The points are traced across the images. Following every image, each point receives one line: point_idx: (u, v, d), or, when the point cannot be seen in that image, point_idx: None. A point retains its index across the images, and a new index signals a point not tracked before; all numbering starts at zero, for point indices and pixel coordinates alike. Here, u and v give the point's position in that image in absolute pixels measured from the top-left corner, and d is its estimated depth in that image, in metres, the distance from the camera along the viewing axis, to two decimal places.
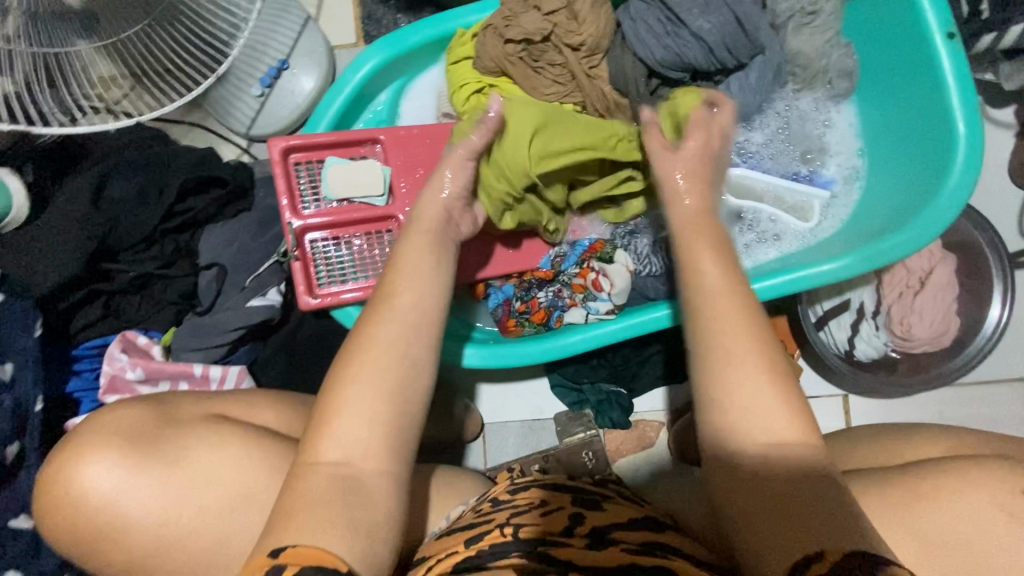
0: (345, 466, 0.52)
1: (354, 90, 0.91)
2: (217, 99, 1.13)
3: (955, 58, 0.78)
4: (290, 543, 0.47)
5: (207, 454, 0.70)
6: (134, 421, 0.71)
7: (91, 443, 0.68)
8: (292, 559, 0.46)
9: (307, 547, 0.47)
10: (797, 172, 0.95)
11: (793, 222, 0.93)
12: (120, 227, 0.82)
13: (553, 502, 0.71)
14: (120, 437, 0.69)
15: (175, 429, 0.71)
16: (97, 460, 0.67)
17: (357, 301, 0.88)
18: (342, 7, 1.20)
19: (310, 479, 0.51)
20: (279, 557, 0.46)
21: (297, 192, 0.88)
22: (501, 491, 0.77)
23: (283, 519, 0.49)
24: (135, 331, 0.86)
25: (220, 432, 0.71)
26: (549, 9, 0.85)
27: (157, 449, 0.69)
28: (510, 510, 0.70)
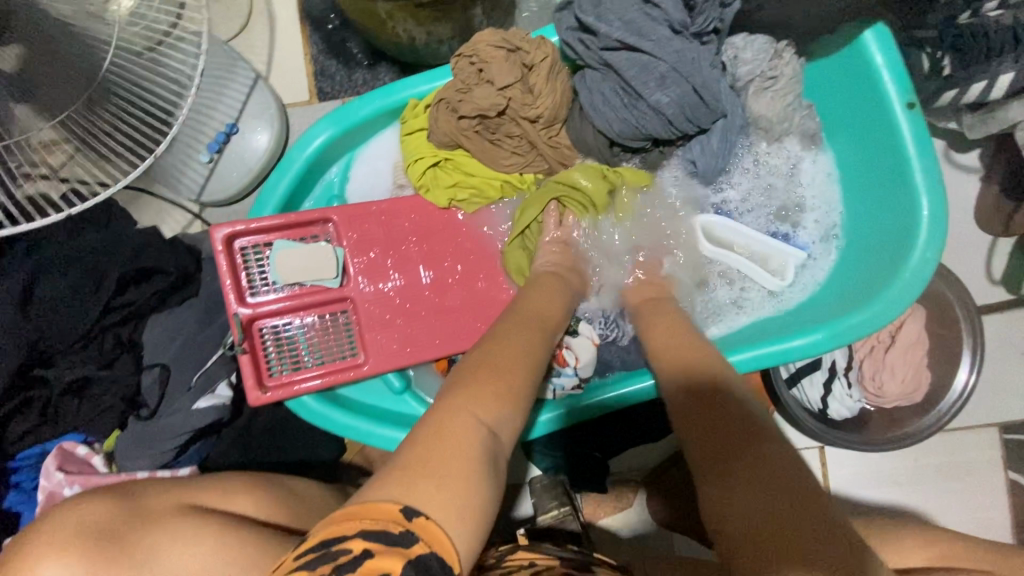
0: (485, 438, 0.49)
1: (302, 168, 0.87)
2: (165, 167, 1.08)
3: (916, 128, 0.77)
4: (422, 511, 0.41)
5: (189, 555, 0.61)
6: (108, 515, 0.61)
7: (50, 544, 0.58)
8: (424, 532, 0.40)
9: (433, 522, 0.42)
10: (775, 230, 0.93)
11: (766, 280, 0.91)
12: (53, 331, 0.78)
13: (542, 565, 0.71)
14: (88, 539, 0.58)
15: (147, 523, 0.62)
16: (57, 567, 0.57)
17: (315, 390, 0.84)
18: (293, 63, 1.15)
19: (447, 428, 0.48)
20: (412, 522, 0.41)
21: (244, 279, 0.84)
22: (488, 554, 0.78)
23: (403, 469, 0.45)
24: (75, 437, 0.81)
25: (208, 527, 0.64)
26: (503, 84, 0.80)
27: (136, 547, 0.60)
28: (500, 574, 0.69)
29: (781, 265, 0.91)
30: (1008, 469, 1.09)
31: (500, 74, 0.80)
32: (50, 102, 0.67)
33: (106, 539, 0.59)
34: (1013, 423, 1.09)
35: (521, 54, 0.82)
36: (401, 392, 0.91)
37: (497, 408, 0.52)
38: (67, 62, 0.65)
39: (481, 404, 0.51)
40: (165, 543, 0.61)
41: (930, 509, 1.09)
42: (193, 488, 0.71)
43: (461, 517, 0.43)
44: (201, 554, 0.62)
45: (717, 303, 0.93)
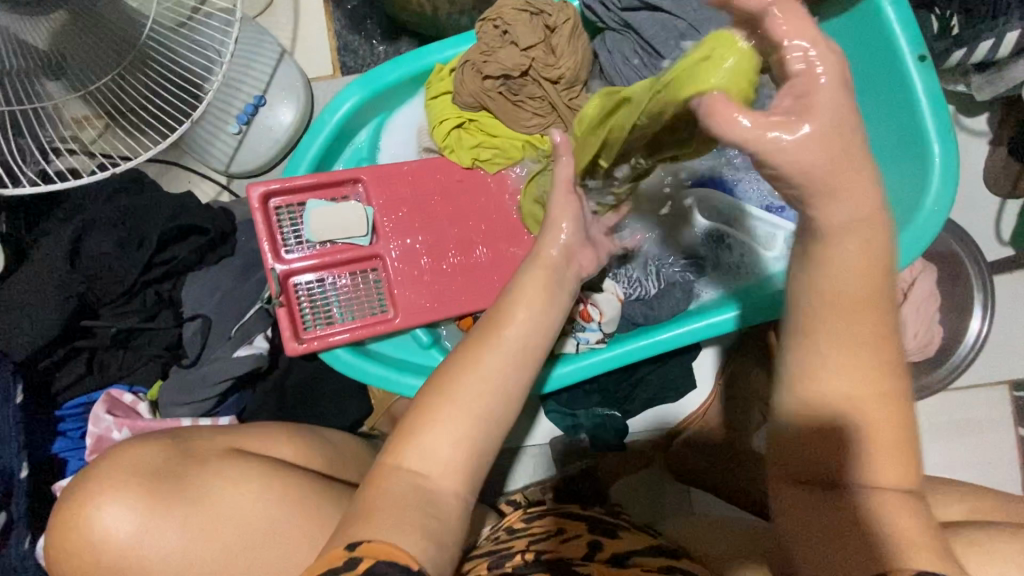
0: (415, 482, 0.51)
1: (332, 131, 0.90)
2: (195, 139, 1.12)
3: (927, 79, 0.80)
4: (364, 539, 0.46)
5: (235, 495, 0.64)
6: (158, 459, 0.65)
7: (106, 485, 0.62)
8: (371, 553, 0.45)
9: (380, 542, 0.46)
10: (769, 203, 0.97)
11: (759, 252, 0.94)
12: (99, 284, 0.81)
13: (570, 531, 0.74)
14: (143, 480, 0.62)
15: (194, 465, 0.66)
16: (113, 503, 0.61)
17: (347, 343, 0.87)
18: (316, 39, 1.19)
19: (385, 487, 0.51)
20: (356, 551, 0.45)
21: (279, 235, 0.87)
22: (515, 520, 0.83)
23: (352, 518, 0.50)
24: (120, 387, 0.84)
25: (253, 467, 0.66)
26: (527, 44, 0.85)
27: (187, 487, 0.63)
28: (529, 539, 0.73)
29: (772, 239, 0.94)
30: (1019, 426, 1.11)
31: (523, 35, 0.84)
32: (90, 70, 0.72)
33: (159, 481, 0.63)
34: None
35: (543, 17, 0.85)
36: (429, 347, 0.94)
37: (442, 443, 0.52)
38: (108, 33, 0.70)
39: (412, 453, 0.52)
40: (214, 482, 0.64)
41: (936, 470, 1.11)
42: (234, 435, 0.73)
43: (408, 529, 0.48)
44: (249, 493, 0.64)
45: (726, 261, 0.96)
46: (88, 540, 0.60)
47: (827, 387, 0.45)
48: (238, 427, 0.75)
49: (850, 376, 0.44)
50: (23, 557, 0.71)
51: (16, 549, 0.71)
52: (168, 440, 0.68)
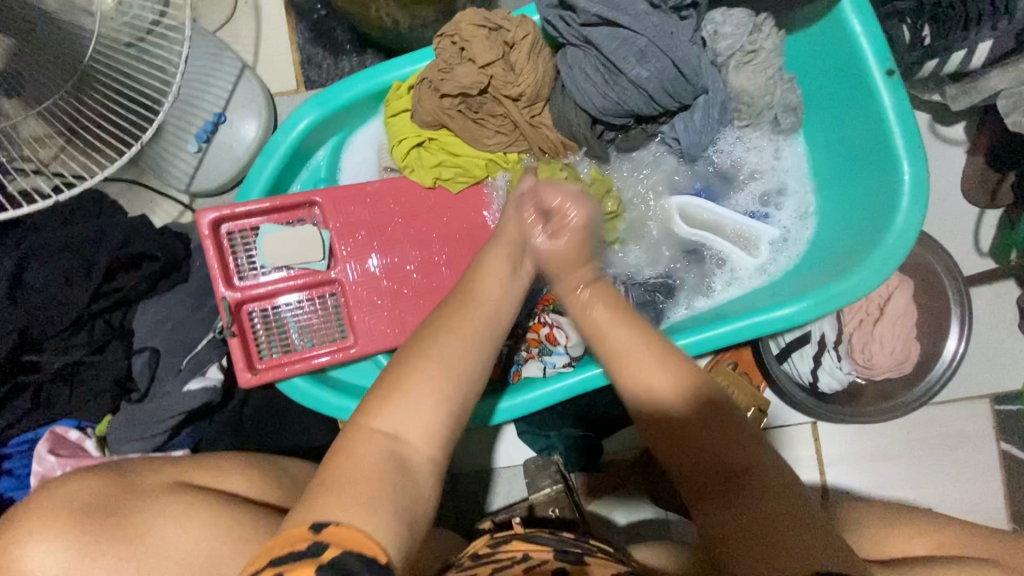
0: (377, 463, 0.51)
1: (287, 152, 0.87)
2: (154, 158, 1.08)
3: (895, 94, 0.77)
4: (332, 521, 0.44)
5: (177, 531, 0.61)
6: (98, 489, 0.62)
7: (40, 519, 0.59)
8: (334, 538, 0.43)
9: (348, 526, 0.44)
10: (754, 212, 0.94)
11: (744, 261, 0.93)
12: (43, 317, 0.78)
13: (536, 558, 0.72)
14: (74, 518, 0.59)
15: (137, 498, 0.63)
16: (45, 541, 0.58)
17: (305, 372, 0.85)
18: (279, 53, 1.16)
19: (352, 457, 0.50)
20: (323, 533, 0.43)
21: (231, 262, 0.84)
22: (482, 545, 0.79)
23: (308, 503, 0.46)
24: (68, 423, 0.82)
25: (198, 502, 0.63)
26: (485, 61, 0.82)
27: (120, 525, 0.60)
28: (493, 566, 0.71)
29: (757, 244, 0.93)
30: (1001, 440, 1.09)
31: (481, 52, 0.81)
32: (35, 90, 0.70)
33: (92, 518, 0.59)
34: (1006, 394, 1.09)
35: (502, 33, 0.82)
36: None
37: (408, 420, 0.53)
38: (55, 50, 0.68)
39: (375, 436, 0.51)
40: (156, 517, 0.61)
41: (915, 500, 1.09)
42: (185, 466, 0.70)
43: (375, 518, 0.46)
44: (193, 530, 0.61)
45: (698, 275, 0.94)
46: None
47: (654, 398, 0.60)
48: (185, 458, 0.71)
49: (666, 381, 0.60)
50: None
51: None
52: (109, 471, 0.65)
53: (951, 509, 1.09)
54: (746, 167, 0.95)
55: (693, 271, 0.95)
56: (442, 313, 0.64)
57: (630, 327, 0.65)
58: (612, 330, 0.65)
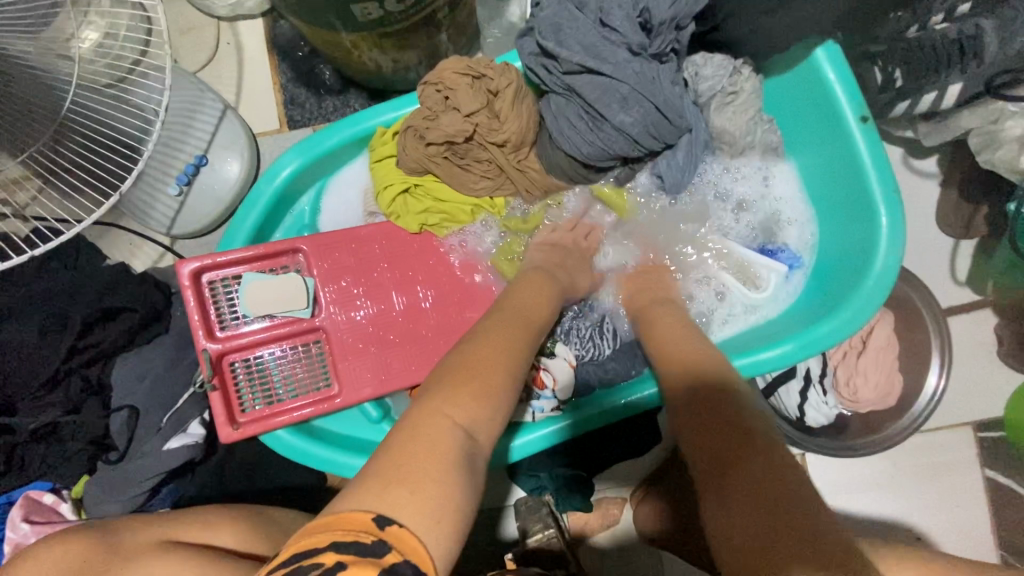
0: (465, 441, 0.52)
1: (272, 199, 0.87)
2: (132, 202, 1.06)
3: (870, 139, 0.79)
4: (395, 518, 0.43)
5: None
6: (80, 553, 0.58)
7: None
8: (397, 542, 0.42)
9: (405, 533, 0.43)
10: (761, 245, 0.95)
11: (747, 294, 0.93)
12: (17, 376, 0.77)
13: None
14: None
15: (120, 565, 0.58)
16: None
17: (289, 424, 0.83)
18: (260, 93, 1.15)
19: (430, 434, 0.51)
20: (386, 533, 0.42)
21: (212, 312, 0.83)
22: None
23: (381, 480, 0.46)
24: (40, 486, 0.79)
25: (183, 560, 0.59)
26: (469, 110, 0.82)
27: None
28: None
29: (763, 278, 0.93)
30: (985, 467, 1.11)
31: (466, 101, 0.82)
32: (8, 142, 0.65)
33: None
34: (989, 421, 1.10)
35: (486, 81, 0.83)
36: (379, 421, 0.90)
37: (475, 409, 0.55)
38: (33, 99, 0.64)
39: (464, 406, 0.54)
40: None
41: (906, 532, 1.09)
42: (166, 523, 0.65)
43: (437, 531, 0.44)
44: None
45: (702, 306, 0.94)
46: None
47: (671, 355, 0.74)
48: (183, 512, 0.68)
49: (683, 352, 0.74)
50: None
51: None
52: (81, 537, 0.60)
53: (941, 539, 1.09)
54: (740, 200, 0.95)
55: (695, 304, 0.95)
56: (470, 342, 0.64)
57: (681, 325, 0.80)
58: (661, 325, 0.81)
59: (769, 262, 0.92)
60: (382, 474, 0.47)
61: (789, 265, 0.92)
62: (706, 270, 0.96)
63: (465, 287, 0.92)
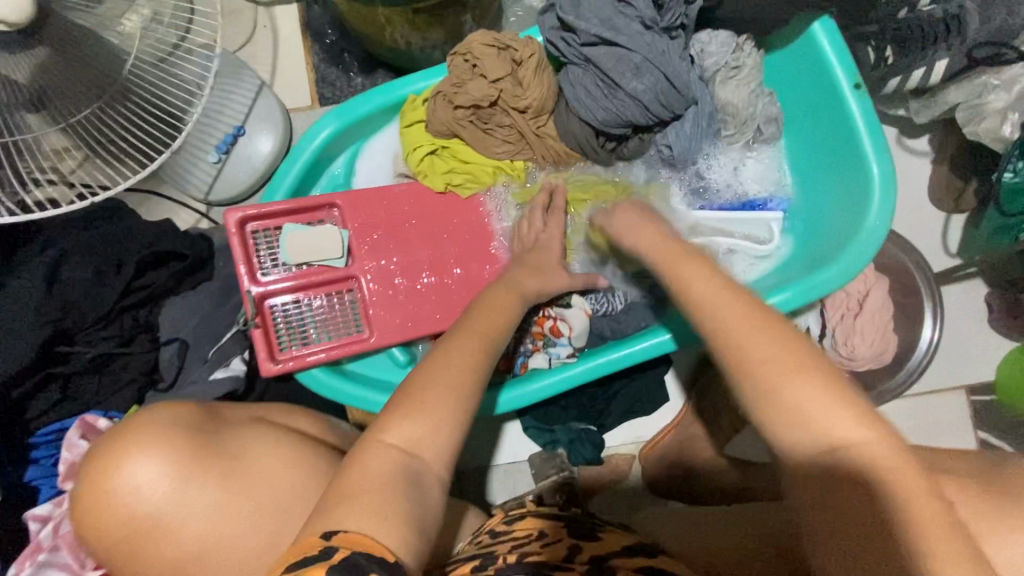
0: (404, 457, 0.54)
1: (310, 158, 0.94)
2: (173, 169, 1.14)
3: (863, 104, 0.86)
4: (339, 530, 0.47)
5: (265, 455, 0.66)
6: (188, 416, 0.66)
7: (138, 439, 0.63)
8: (344, 543, 0.46)
9: (356, 534, 0.47)
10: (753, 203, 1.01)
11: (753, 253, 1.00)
12: (76, 311, 0.82)
13: (550, 535, 0.74)
14: (167, 453, 0.62)
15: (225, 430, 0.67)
16: (149, 456, 0.62)
17: (322, 363, 0.89)
18: (294, 72, 1.23)
19: (371, 465, 0.53)
20: (332, 540, 0.46)
21: (254, 259, 0.89)
22: (496, 523, 0.82)
23: (330, 504, 0.50)
24: (95, 413, 0.83)
25: (277, 436, 0.68)
26: (495, 76, 0.90)
27: (209, 461, 0.63)
28: (510, 544, 0.72)
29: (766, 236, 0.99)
30: (979, 429, 1.16)
31: (491, 68, 0.90)
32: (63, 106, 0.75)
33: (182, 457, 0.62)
34: (980, 384, 1.16)
35: (511, 52, 0.91)
36: (406, 366, 0.96)
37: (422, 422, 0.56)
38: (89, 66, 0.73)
39: (402, 427, 0.56)
40: (246, 445, 0.66)
41: None
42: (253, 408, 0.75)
43: (386, 523, 0.49)
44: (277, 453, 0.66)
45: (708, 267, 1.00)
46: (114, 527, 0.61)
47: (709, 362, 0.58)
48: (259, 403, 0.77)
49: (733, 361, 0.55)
50: None
51: None
52: (191, 414, 0.68)
53: None
54: (726, 176, 1.03)
55: None
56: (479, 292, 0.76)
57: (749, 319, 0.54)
58: (738, 333, 0.54)
59: (763, 215, 0.99)
60: (330, 500, 0.51)
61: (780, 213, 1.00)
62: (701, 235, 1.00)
63: (488, 244, 0.99)
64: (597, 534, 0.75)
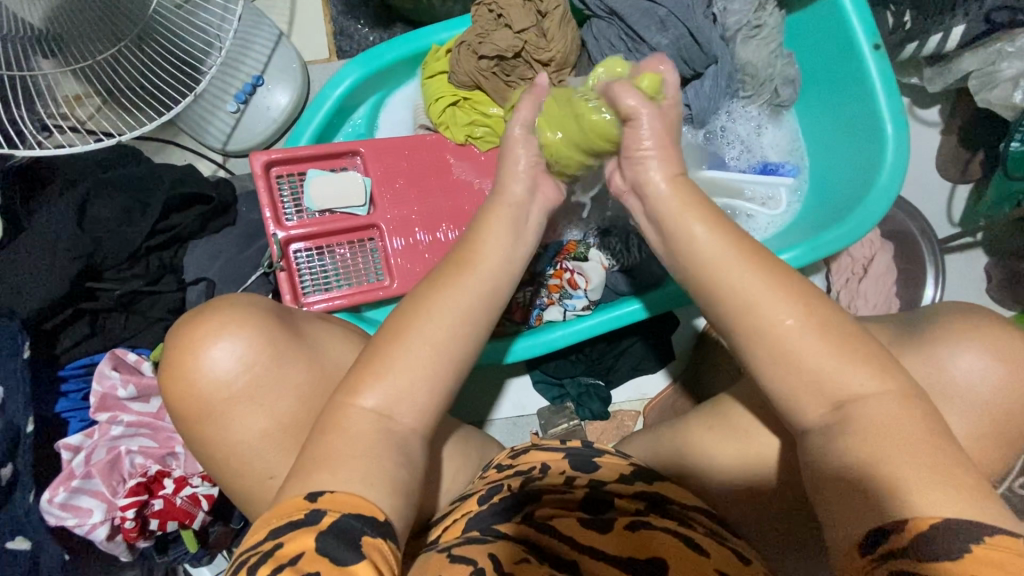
0: (379, 420, 0.55)
1: (334, 105, 0.95)
2: (191, 117, 1.13)
3: (881, 66, 0.88)
4: (326, 490, 0.49)
5: (336, 347, 0.67)
6: (255, 308, 0.64)
7: (210, 328, 0.62)
8: (330, 505, 0.48)
9: (343, 494, 0.49)
10: (765, 163, 1.03)
11: (762, 212, 1.02)
12: (106, 246, 0.83)
13: (553, 467, 0.71)
14: (252, 320, 0.63)
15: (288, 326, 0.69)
16: (217, 344, 0.61)
17: (342, 309, 0.90)
18: (313, 24, 1.23)
19: (346, 426, 0.54)
20: (319, 501, 0.48)
21: (279, 205, 0.91)
22: (503, 455, 0.76)
23: (313, 463, 0.51)
24: (124, 348, 0.86)
25: (343, 333, 0.70)
26: (520, 27, 0.91)
27: (279, 348, 0.63)
28: (522, 477, 0.69)
29: (774, 196, 1.02)
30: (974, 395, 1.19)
31: (517, 19, 0.91)
32: (82, 45, 0.78)
33: (260, 341, 0.62)
34: None
35: (536, 3, 0.93)
36: None
37: (402, 369, 0.56)
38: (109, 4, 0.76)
39: (378, 377, 0.55)
40: (313, 343, 0.67)
41: None
42: None
43: (373, 487, 0.51)
44: (343, 354, 0.68)
45: None
46: (197, 392, 0.62)
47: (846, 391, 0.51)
48: None
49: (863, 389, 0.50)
50: (29, 510, 0.75)
51: (21, 502, 0.75)
52: (262, 299, 0.68)
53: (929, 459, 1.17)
54: (741, 139, 1.04)
55: None
56: (475, 222, 0.69)
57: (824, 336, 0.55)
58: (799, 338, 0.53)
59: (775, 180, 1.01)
60: (309, 460, 0.52)
61: (791, 177, 1.02)
62: (699, 197, 1.02)
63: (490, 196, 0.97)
64: (597, 461, 0.71)
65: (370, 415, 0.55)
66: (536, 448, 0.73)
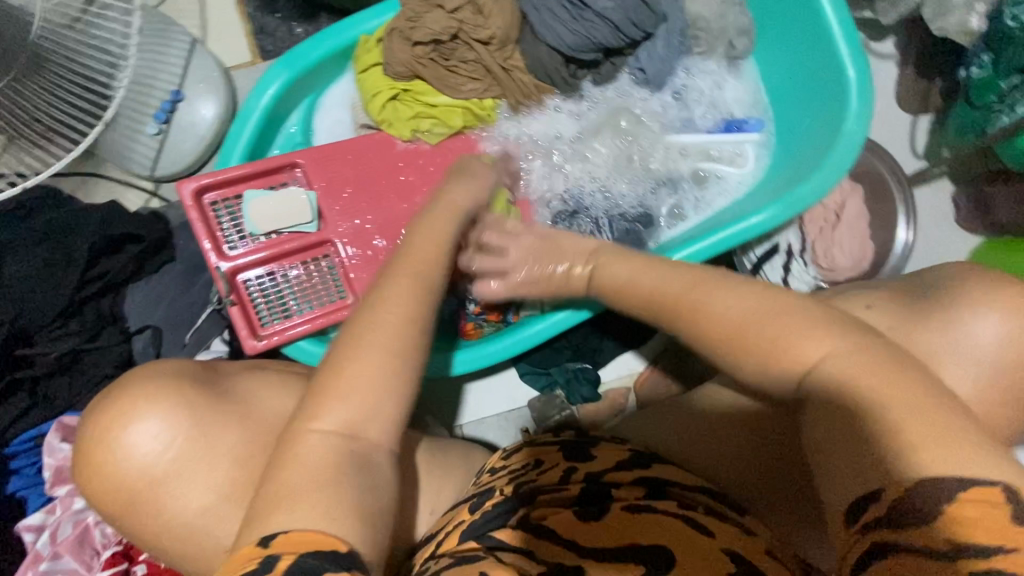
0: (334, 442, 0.49)
1: (262, 116, 0.87)
2: (110, 145, 1.03)
3: (836, 5, 0.83)
4: (282, 530, 0.43)
5: None
6: (167, 380, 0.61)
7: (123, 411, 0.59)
8: (284, 546, 0.42)
9: (300, 531, 0.43)
10: (728, 120, 0.99)
11: (728, 171, 0.98)
12: (31, 308, 0.76)
13: (547, 462, 0.68)
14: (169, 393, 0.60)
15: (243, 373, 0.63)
16: (140, 425, 0.58)
17: (307, 335, 0.84)
18: (229, 25, 1.12)
19: (302, 453, 0.48)
20: (271, 545, 0.42)
21: (219, 233, 0.83)
22: (496, 459, 0.74)
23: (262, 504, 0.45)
24: (74, 413, 0.80)
25: None
26: (453, 6, 0.85)
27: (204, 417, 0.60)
28: (510, 476, 0.67)
29: (740, 154, 0.98)
30: None
31: None
32: None
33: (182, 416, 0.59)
34: None
35: None
36: None
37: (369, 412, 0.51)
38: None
39: (340, 406, 0.50)
40: None
41: None
42: (260, 372, 0.69)
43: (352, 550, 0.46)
44: None
45: (687, 195, 0.99)
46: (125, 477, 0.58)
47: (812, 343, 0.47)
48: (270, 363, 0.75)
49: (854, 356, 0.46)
50: None
51: None
52: (174, 362, 0.66)
53: None
54: (701, 97, 0.99)
55: (675, 202, 0.98)
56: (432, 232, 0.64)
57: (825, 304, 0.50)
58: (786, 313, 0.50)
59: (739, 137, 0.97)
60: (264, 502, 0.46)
61: (756, 132, 0.98)
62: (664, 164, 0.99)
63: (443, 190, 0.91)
64: (592, 453, 0.69)
65: (331, 438, 0.49)
66: (531, 447, 0.73)
